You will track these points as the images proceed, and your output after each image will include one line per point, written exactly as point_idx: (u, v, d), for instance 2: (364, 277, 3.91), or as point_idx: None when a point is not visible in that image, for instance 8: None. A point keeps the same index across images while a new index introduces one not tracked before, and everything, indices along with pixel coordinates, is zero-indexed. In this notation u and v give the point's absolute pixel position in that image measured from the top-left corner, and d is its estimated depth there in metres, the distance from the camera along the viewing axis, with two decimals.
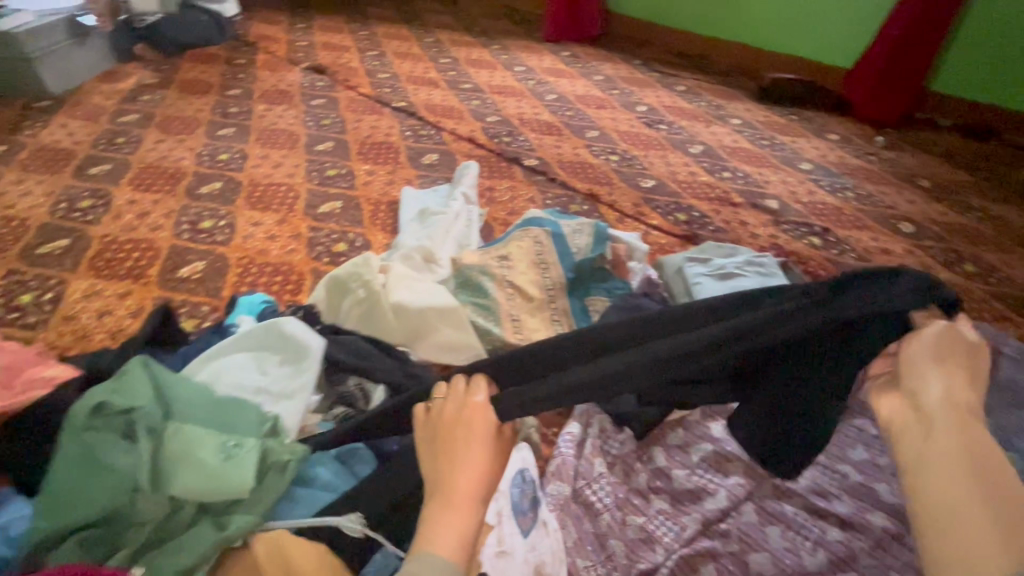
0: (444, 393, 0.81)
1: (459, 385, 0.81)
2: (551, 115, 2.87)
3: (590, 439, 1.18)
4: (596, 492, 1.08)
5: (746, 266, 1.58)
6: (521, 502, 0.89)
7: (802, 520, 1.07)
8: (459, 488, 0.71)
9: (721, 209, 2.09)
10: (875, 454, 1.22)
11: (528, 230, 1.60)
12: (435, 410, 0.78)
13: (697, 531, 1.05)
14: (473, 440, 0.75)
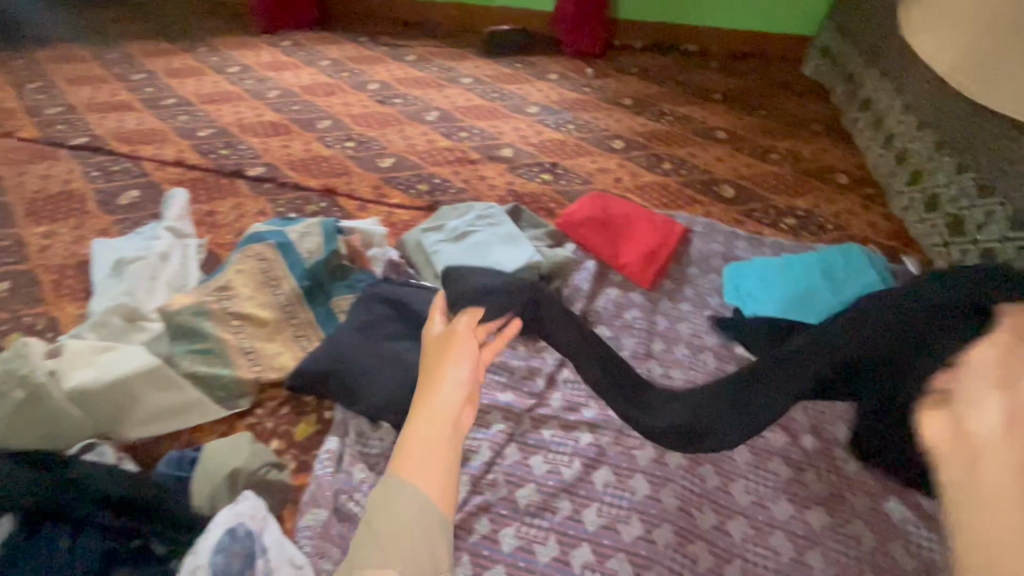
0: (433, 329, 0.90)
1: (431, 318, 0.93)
2: (274, 112, 2.63)
3: (347, 450, 1.12)
4: (359, 502, 1.03)
5: (478, 220, 1.63)
6: (229, 565, 0.83)
7: (559, 439, 1.17)
8: (444, 400, 0.74)
9: (461, 170, 2.14)
10: None
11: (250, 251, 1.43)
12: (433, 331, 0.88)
13: (468, 492, 1.08)
14: (438, 349, 0.81)
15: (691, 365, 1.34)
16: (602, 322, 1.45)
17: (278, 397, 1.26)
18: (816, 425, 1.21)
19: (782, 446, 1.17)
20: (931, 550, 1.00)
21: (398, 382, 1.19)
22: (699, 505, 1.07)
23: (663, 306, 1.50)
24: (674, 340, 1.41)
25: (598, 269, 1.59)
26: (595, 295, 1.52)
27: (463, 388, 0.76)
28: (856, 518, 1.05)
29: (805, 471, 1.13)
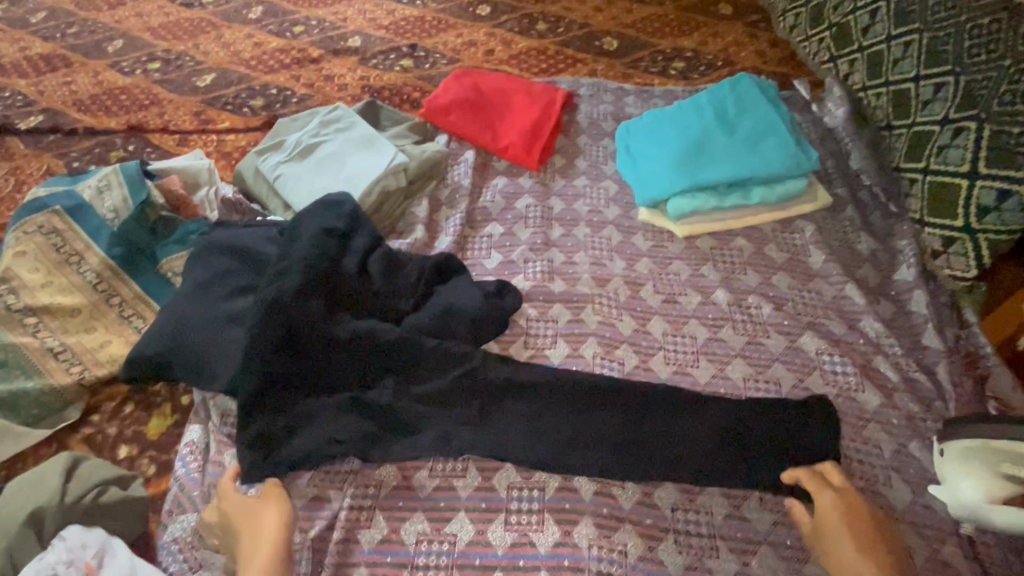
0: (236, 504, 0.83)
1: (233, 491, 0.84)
2: (44, 41, 1.93)
3: (213, 439, 0.92)
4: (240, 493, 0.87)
5: (323, 129, 1.34)
6: None
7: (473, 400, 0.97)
8: (252, 557, 0.76)
9: (301, 73, 1.75)
10: (506, 252, 1.21)
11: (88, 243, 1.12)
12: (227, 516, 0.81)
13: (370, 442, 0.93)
14: (247, 530, 0.79)
15: (595, 246, 1.22)
16: (493, 220, 1.27)
17: (118, 396, 1.03)
18: (726, 278, 1.15)
19: (696, 307, 1.10)
20: (845, 373, 0.99)
21: (370, 358, 0.98)
22: None
23: (557, 186, 1.34)
24: (574, 221, 1.27)
25: (479, 160, 1.38)
26: (480, 189, 1.33)
27: (276, 540, 0.78)
28: (774, 360, 1.02)
29: (721, 328, 1.07)
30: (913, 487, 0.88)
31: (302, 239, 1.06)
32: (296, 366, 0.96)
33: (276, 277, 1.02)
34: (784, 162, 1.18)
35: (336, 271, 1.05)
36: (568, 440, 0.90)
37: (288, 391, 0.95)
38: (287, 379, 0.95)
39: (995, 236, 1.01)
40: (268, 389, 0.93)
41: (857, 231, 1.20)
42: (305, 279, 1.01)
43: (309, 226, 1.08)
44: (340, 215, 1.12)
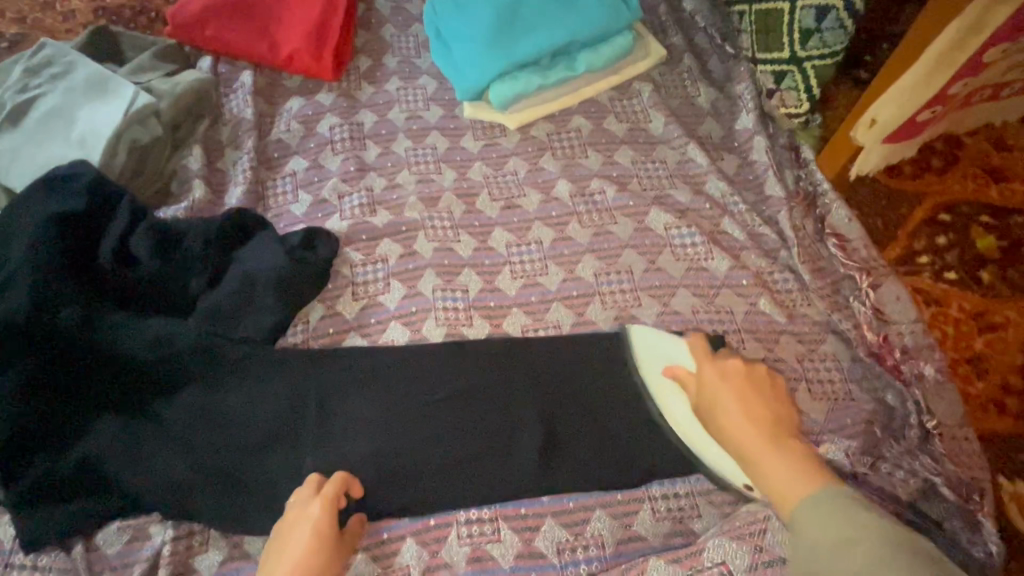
0: (305, 496, 0.72)
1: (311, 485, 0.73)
2: None
3: None
4: (27, 565, 0.71)
5: (32, 79, 1.00)
6: None
7: (300, 389, 0.81)
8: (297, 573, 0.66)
9: (5, 0, 1.26)
10: (316, 190, 1.01)
11: None
12: (298, 511, 0.71)
13: (176, 461, 0.76)
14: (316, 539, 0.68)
15: (419, 160, 1.04)
16: (294, 154, 1.05)
17: None
18: (567, 166, 1.03)
19: (538, 208, 0.99)
20: (693, 244, 0.94)
21: (183, 379, 0.80)
22: (468, 319, 0.90)
23: (365, 96, 1.12)
24: (390, 136, 1.07)
25: (262, 81, 1.12)
26: (271, 118, 1.09)
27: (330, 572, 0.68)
28: (625, 247, 0.95)
29: (566, 225, 0.97)
30: (766, 343, 0.87)
31: (25, 235, 0.80)
32: (68, 396, 0.78)
33: (1, 295, 0.78)
34: (604, 17, 1.02)
35: (92, 271, 0.83)
36: (414, 420, 0.80)
37: (64, 429, 0.76)
38: (59, 419, 0.76)
39: (818, 62, 0.96)
40: (34, 434, 0.75)
41: (695, 83, 1.10)
42: (41, 287, 0.78)
43: (29, 217, 0.82)
44: (73, 193, 0.85)
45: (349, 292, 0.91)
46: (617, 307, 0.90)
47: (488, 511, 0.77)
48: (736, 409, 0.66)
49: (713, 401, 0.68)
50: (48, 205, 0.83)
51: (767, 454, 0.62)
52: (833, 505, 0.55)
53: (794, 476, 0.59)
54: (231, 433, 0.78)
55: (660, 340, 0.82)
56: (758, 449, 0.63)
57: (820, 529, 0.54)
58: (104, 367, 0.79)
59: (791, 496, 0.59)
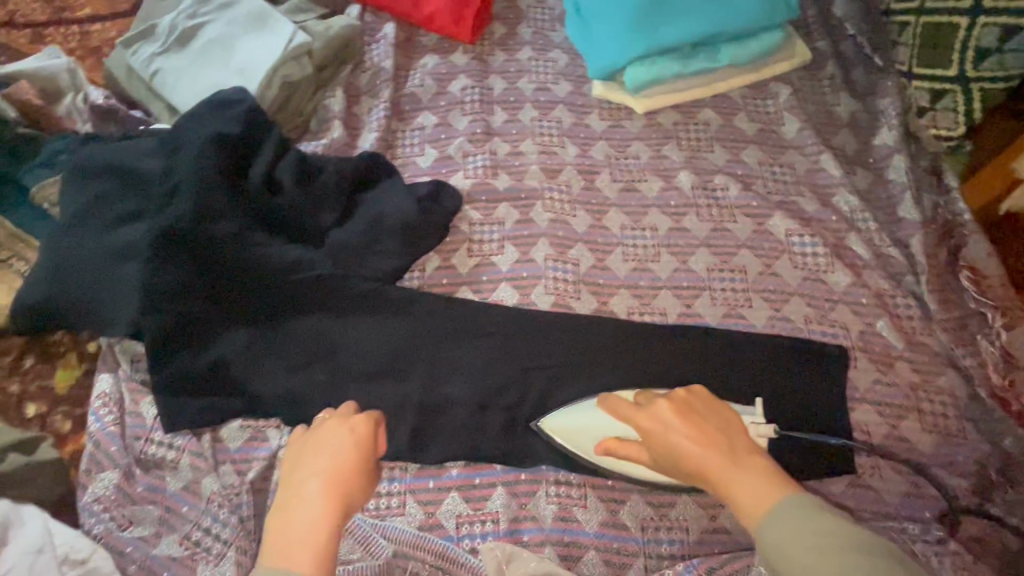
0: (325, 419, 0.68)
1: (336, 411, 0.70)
2: None
3: (125, 389, 0.82)
4: (164, 442, 0.79)
5: (202, 7, 1.08)
6: None
7: (415, 329, 0.86)
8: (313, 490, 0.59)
9: None
10: (443, 146, 1.05)
11: None
12: (316, 431, 0.67)
13: (297, 375, 0.83)
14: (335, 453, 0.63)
15: (543, 131, 1.06)
16: (424, 108, 1.09)
17: (11, 351, 0.89)
18: (690, 158, 1.02)
19: (657, 194, 0.99)
20: (815, 254, 0.92)
21: (309, 303, 0.86)
22: (576, 293, 0.91)
23: (498, 62, 1.14)
24: (518, 104, 1.09)
25: (402, 35, 1.15)
26: (406, 70, 1.12)
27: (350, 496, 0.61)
28: (742, 247, 0.94)
29: (684, 216, 0.97)
30: (880, 366, 0.85)
31: (192, 151, 0.88)
32: (209, 298, 0.84)
33: (168, 200, 0.86)
34: (758, 10, 1.00)
35: (242, 189, 0.89)
36: (517, 377, 0.83)
37: (202, 328, 0.83)
38: (199, 319, 0.84)
39: (989, 85, 0.93)
40: (179, 327, 0.82)
41: (836, 91, 1.07)
42: (204, 200, 0.86)
43: (197, 132, 0.89)
44: (233, 117, 0.92)
45: (467, 248, 0.95)
46: (726, 305, 0.90)
47: (578, 476, 0.79)
48: (695, 448, 0.62)
49: (667, 447, 0.64)
50: (213, 125, 0.90)
51: (737, 479, 0.60)
52: (799, 516, 0.55)
53: (767, 488, 0.58)
54: (349, 360, 0.84)
55: (579, 410, 0.77)
56: (727, 474, 0.60)
57: (800, 533, 0.54)
58: (241, 277, 0.85)
59: (757, 512, 0.57)
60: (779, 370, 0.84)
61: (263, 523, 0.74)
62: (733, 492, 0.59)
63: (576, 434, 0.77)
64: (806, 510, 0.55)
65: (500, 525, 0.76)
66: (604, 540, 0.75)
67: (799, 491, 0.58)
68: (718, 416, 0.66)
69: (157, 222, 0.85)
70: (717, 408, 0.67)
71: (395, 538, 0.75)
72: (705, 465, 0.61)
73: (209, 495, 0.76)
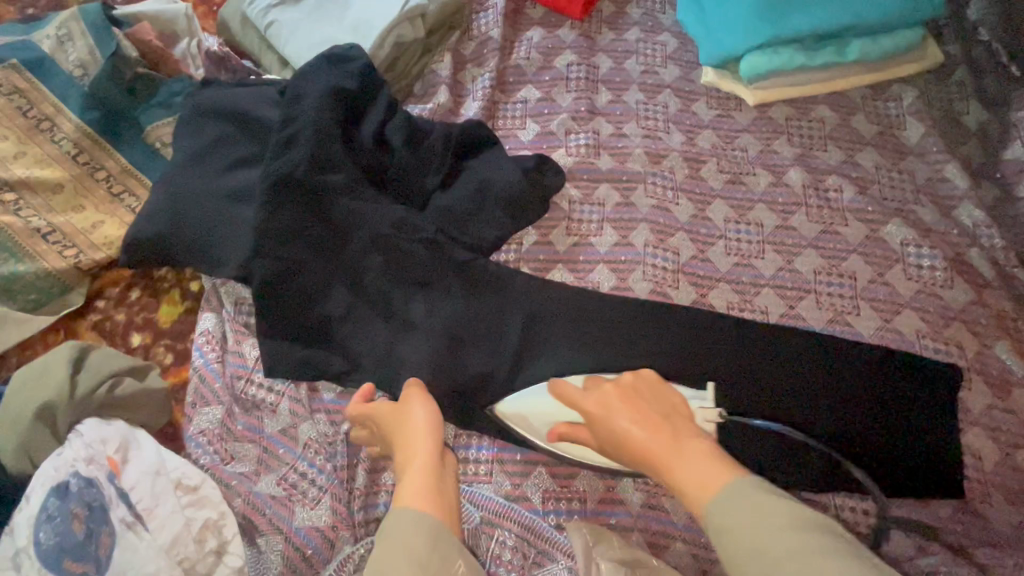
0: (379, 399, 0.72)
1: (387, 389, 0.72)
2: None
3: (228, 330, 0.84)
4: (264, 385, 0.81)
5: None
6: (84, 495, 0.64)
7: (508, 304, 0.86)
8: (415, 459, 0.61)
9: None
10: (545, 121, 1.03)
11: (71, 113, 0.97)
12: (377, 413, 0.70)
13: (395, 336, 0.84)
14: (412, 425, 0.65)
15: (649, 115, 1.03)
16: (528, 81, 1.07)
17: (122, 280, 0.93)
18: (802, 156, 0.98)
19: (765, 190, 0.96)
20: (932, 267, 0.88)
21: (408, 266, 0.87)
22: (674, 282, 0.89)
23: (605, 41, 1.11)
24: (624, 85, 1.06)
25: (510, 5, 1.14)
26: (512, 41, 1.11)
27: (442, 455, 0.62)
28: (853, 252, 0.90)
29: (792, 214, 0.93)
30: (996, 390, 0.81)
31: (309, 101, 0.88)
32: (315, 249, 0.85)
33: (283, 149, 0.87)
34: (896, 6, 0.95)
35: (354, 146, 0.90)
36: (610, 362, 0.82)
37: (306, 279, 0.85)
38: (303, 270, 0.85)
39: None
40: (284, 276, 0.84)
41: (965, 98, 1.01)
42: (319, 151, 0.86)
43: (315, 84, 0.90)
44: (349, 73, 0.92)
45: (566, 226, 0.94)
46: (833, 310, 0.86)
47: None
48: (643, 433, 0.61)
49: (613, 430, 0.64)
50: (330, 78, 0.90)
51: (679, 462, 0.57)
52: (751, 495, 0.51)
53: (708, 464, 0.56)
54: (444, 326, 0.84)
55: (525, 391, 0.78)
56: (672, 458, 0.58)
57: (742, 521, 0.49)
58: (347, 233, 0.87)
59: (702, 495, 0.54)
60: (887, 387, 0.80)
61: (356, 473, 0.75)
62: (674, 467, 0.57)
63: (534, 396, 0.77)
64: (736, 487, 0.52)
65: (587, 505, 0.76)
66: (693, 534, 0.74)
67: (735, 469, 0.55)
68: (658, 399, 0.67)
69: (271, 169, 0.86)
70: (666, 396, 0.67)
71: (483, 505, 0.75)
72: (653, 450, 0.60)
73: (306, 441, 0.77)
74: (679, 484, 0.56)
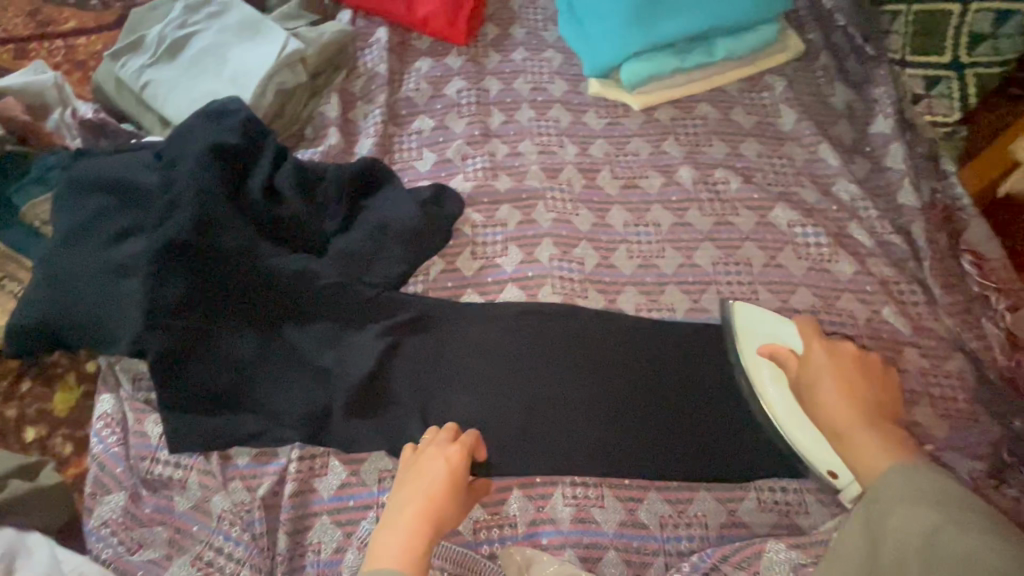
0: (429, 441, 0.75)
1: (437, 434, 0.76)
2: None
3: (127, 409, 0.81)
4: (171, 462, 0.78)
5: (191, 16, 1.06)
6: None
7: (418, 340, 0.85)
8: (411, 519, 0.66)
9: None
10: (441, 150, 1.04)
11: None
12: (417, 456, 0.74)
13: (307, 389, 0.82)
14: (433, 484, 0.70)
15: (542, 131, 1.05)
16: (421, 112, 1.08)
17: (8, 373, 0.86)
18: (690, 153, 1.02)
19: (658, 190, 0.99)
20: (818, 244, 0.92)
21: (314, 315, 0.85)
22: (583, 292, 0.91)
23: (492, 64, 1.13)
24: (515, 105, 1.08)
25: (394, 39, 1.14)
26: (400, 75, 1.11)
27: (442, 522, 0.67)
28: (745, 239, 0.94)
29: (687, 211, 0.97)
30: (889, 352, 0.85)
31: (189, 162, 0.87)
32: (215, 311, 0.83)
33: (167, 214, 0.85)
34: (751, 5, 1.01)
35: (242, 201, 0.87)
36: (527, 383, 0.83)
37: (207, 344, 0.82)
38: (204, 335, 0.82)
39: (985, 70, 0.93)
40: (181, 345, 0.81)
41: (830, 81, 1.07)
42: (203, 211, 0.84)
43: (194, 144, 0.88)
44: (229, 126, 0.90)
45: (473, 250, 0.94)
46: (734, 298, 0.90)
47: (594, 478, 0.78)
48: (841, 394, 0.69)
49: (812, 381, 0.71)
50: (207, 135, 0.88)
51: (859, 432, 0.65)
52: (919, 493, 0.55)
53: (883, 456, 0.63)
54: (356, 371, 0.82)
55: (770, 320, 0.80)
56: (852, 431, 0.66)
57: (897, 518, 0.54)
58: (246, 292, 0.84)
59: (868, 470, 0.63)
60: None
61: (277, 538, 0.74)
62: (855, 436, 0.65)
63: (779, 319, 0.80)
64: (910, 474, 0.57)
65: (518, 529, 0.76)
66: (624, 540, 0.75)
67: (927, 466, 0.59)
68: (885, 387, 0.72)
69: (156, 236, 0.83)
70: (881, 381, 0.71)
71: None
72: (841, 415, 0.67)
73: (219, 513, 0.75)
74: (849, 451, 0.65)
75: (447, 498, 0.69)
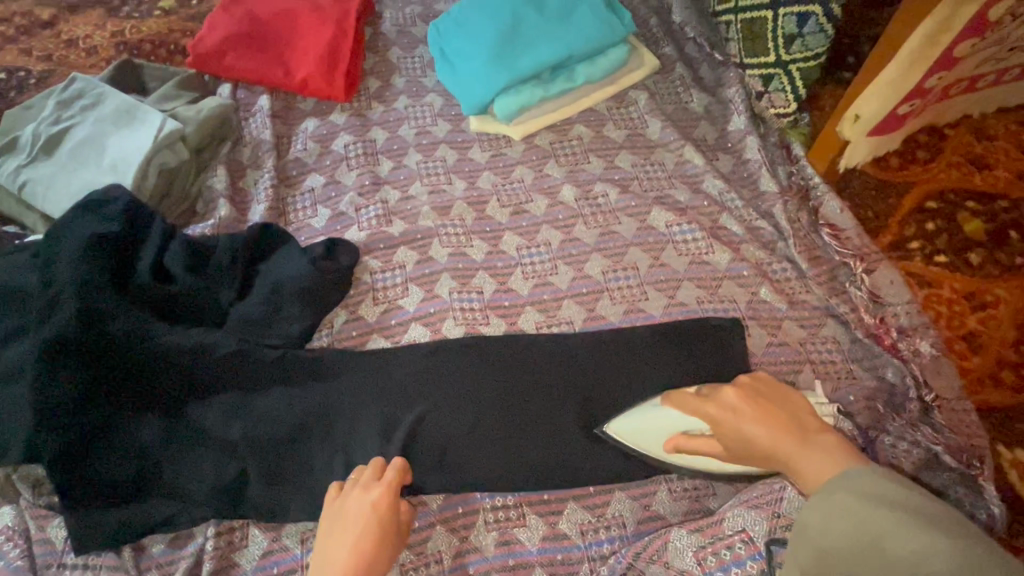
0: (357, 483, 0.74)
1: (364, 475, 0.74)
2: None
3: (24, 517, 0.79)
4: (78, 565, 0.77)
5: (64, 111, 1.06)
6: None
7: (326, 393, 0.85)
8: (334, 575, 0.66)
9: (32, 40, 1.30)
10: (334, 204, 1.07)
11: None
12: (343, 500, 0.72)
13: (218, 463, 0.81)
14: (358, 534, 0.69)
15: (429, 172, 1.10)
16: (311, 170, 1.11)
17: None
18: (570, 172, 1.08)
19: (545, 212, 1.04)
20: (695, 239, 0.99)
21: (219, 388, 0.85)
22: (485, 319, 0.94)
23: (376, 114, 1.18)
24: (402, 151, 1.13)
25: (277, 104, 1.18)
26: (287, 138, 1.15)
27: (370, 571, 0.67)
28: (629, 245, 1.00)
29: (573, 227, 1.02)
30: (769, 329, 0.92)
31: (68, 255, 0.85)
32: (114, 402, 0.82)
33: (48, 312, 0.83)
34: (600, 32, 1.09)
35: (131, 286, 0.87)
36: (439, 414, 0.82)
37: (108, 437, 0.80)
38: (104, 429, 0.81)
39: (801, 65, 1.04)
40: (79, 444, 0.79)
41: (688, 89, 1.16)
42: (87, 303, 0.83)
43: (70, 238, 0.87)
44: (108, 215, 0.90)
45: (374, 297, 0.97)
46: (626, 302, 0.95)
47: (513, 497, 0.82)
48: (760, 431, 0.66)
49: (735, 435, 0.68)
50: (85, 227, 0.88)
51: (803, 456, 0.63)
52: (879, 488, 0.54)
53: (834, 463, 0.62)
54: (268, 436, 0.82)
55: (644, 412, 0.78)
56: (795, 451, 0.64)
57: (851, 501, 0.54)
58: (147, 378, 0.84)
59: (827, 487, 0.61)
60: (686, 358, 0.86)
61: None
62: (803, 462, 0.63)
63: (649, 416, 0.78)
64: (865, 478, 0.56)
65: (445, 563, 0.78)
66: (547, 555, 0.79)
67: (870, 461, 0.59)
68: (784, 400, 0.70)
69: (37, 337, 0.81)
70: (783, 393, 0.71)
71: None
72: (780, 450, 0.65)
73: None
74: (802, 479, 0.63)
75: (372, 546, 0.69)
